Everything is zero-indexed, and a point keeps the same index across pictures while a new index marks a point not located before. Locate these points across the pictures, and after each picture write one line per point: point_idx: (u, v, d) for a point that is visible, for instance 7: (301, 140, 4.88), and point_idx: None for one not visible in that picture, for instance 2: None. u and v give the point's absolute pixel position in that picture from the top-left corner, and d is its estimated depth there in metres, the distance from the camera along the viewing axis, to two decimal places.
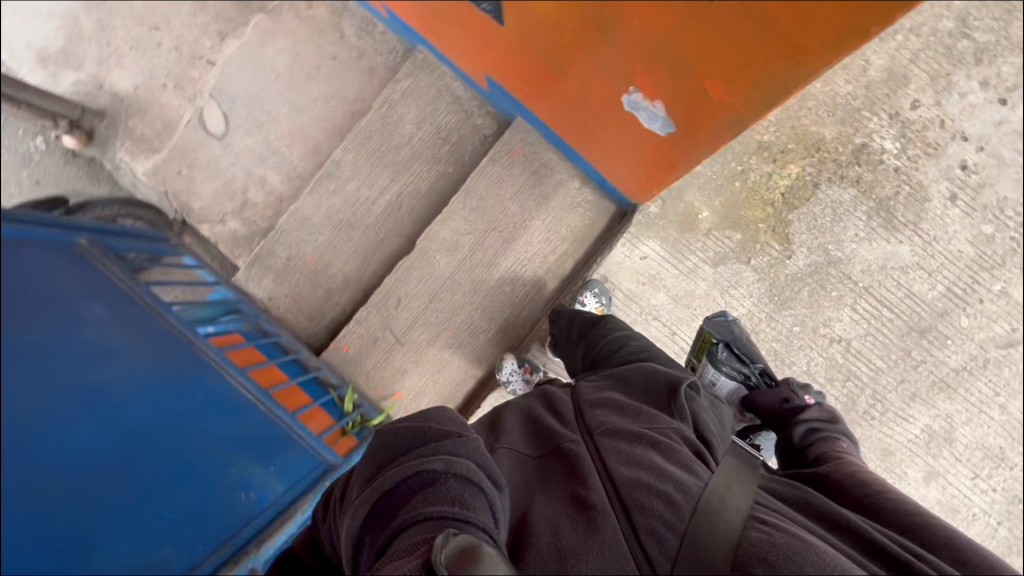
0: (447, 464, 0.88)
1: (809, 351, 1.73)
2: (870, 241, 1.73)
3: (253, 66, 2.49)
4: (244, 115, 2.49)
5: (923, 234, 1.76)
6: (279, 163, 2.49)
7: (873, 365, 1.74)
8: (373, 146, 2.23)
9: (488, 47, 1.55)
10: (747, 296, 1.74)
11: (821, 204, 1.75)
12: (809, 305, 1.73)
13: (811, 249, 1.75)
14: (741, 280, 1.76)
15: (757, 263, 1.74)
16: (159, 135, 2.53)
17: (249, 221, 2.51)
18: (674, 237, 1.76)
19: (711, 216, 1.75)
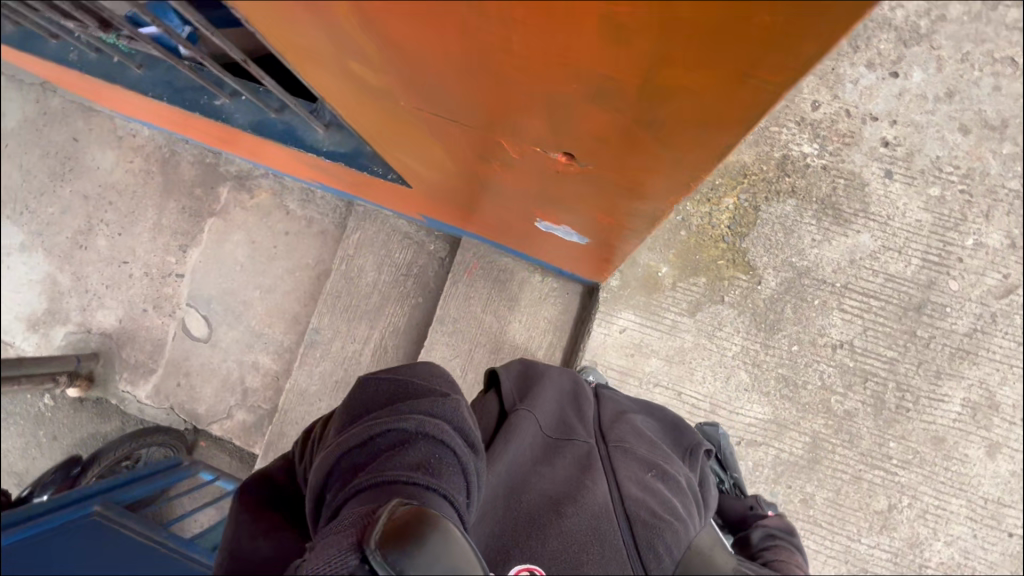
0: (422, 429, 0.99)
1: (817, 365, 1.80)
2: (829, 241, 1.83)
3: (218, 266, 2.65)
4: (222, 312, 2.61)
5: (877, 217, 1.85)
6: (265, 343, 2.57)
7: (885, 358, 1.81)
8: (344, 302, 2.31)
9: (418, 203, 1.74)
10: (735, 333, 1.80)
11: (768, 224, 1.85)
12: (797, 321, 1.80)
13: (777, 267, 1.84)
14: (724, 319, 1.82)
15: (732, 298, 1.82)
16: (152, 355, 2.65)
17: (253, 407, 2.56)
18: (645, 301, 1.82)
19: (670, 270, 1.83)
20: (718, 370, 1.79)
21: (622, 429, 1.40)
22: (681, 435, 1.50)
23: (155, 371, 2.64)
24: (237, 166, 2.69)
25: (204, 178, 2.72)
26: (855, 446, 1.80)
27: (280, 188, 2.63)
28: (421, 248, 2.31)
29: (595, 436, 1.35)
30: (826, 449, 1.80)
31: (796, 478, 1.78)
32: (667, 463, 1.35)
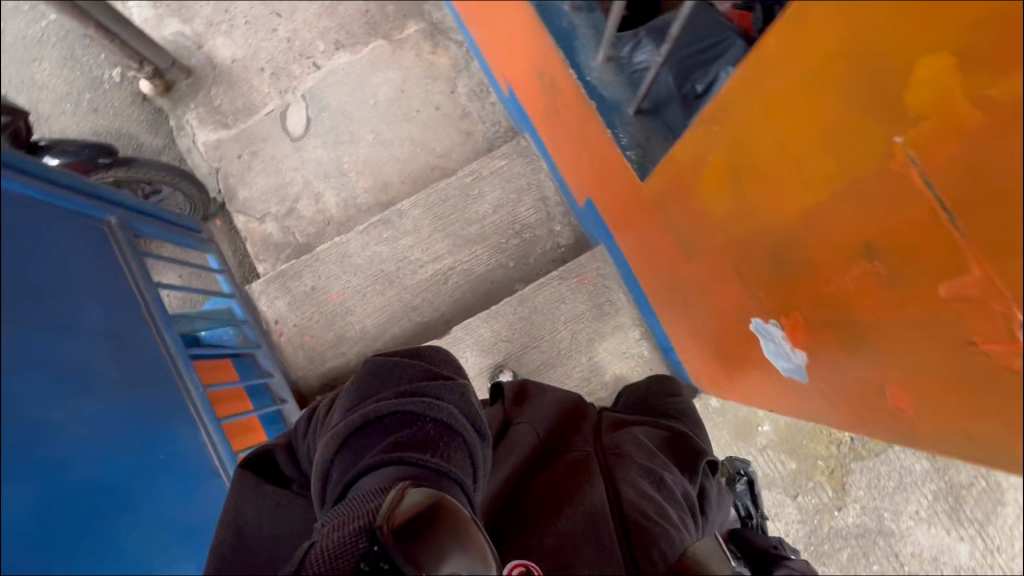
0: (425, 408, 0.80)
1: None
2: (928, 524, 1.82)
3: (355, 85, 2.41)
4: (327, 127, 2.38)
5: (988, 539, 1.82)
6: (341, 184, 2.34)
7: None
8: (444, 210, 2.10)
9: (597, 168, 1.50)
10: (782, 530, 1.84)
11: (889, 465, 1.86)
12: (844, 568, 1.82)
13: (865, 508, 1.86)
14: (781, 512, 1.86)
15: (802, 501, 1.85)
16: (237, 113, 2.43)
17: (284, 229, 2.32)
18: (728, 440, 1.83)
19: (772, 433, 1.85)
20: None
21: (618, 436, 1.14)
22: (683, 449, 1.20)
23: (228, 128, 2.41)
24: (441, 17, 2.46)
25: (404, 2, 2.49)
26: None
27: (463, 66, 2.40)
28: (547, 222, 2.11)
29: (584, 438, 1.11)
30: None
31: None
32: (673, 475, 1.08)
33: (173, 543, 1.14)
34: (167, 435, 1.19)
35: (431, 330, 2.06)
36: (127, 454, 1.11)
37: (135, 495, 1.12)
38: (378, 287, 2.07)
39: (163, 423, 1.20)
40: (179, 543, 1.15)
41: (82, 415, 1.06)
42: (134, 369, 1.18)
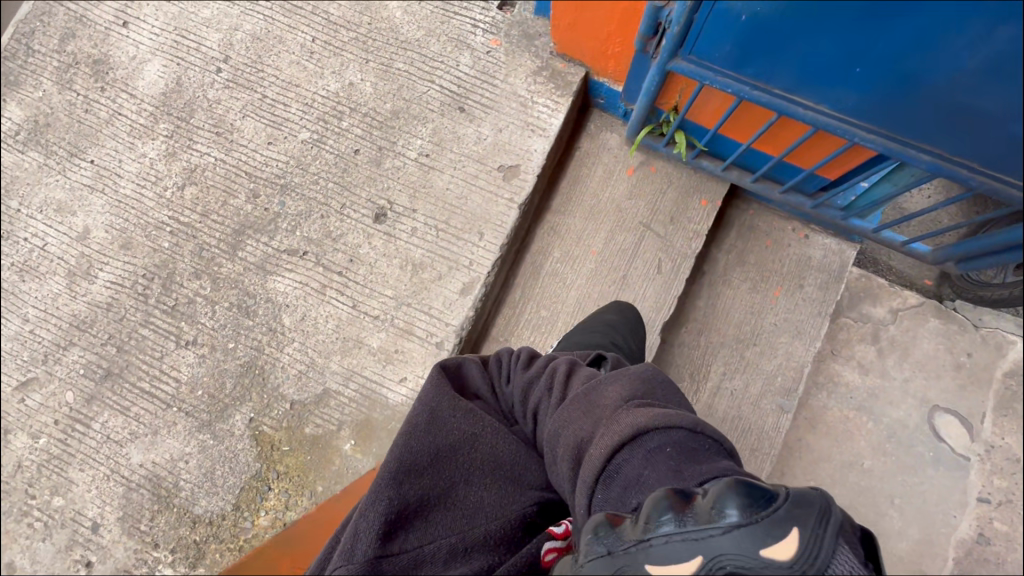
0: (667, 421, 0.81)
1: (133, 316, 1.65)
2: (82, 469, 1.58)
3: (928, 508, 1.99)
4: (916, 443, 2.02)
5: (16, 488, 1.60)
6: (851, 395, 2.05)
7: (50, 318, 1.68)
8: (744, 438, 1.86)
9: None
10: (197, 364, 1.61)
11: (137, 498, 1.55)
12: (149, 369, 1.62)
13: (144, 447, 1.58)
14: (223, 371, 1.60)
15: (213, 406, 1.58)
16: (1013, 391, 2.05)
17: (864, 316, 2.10)
18: (323, 418, 1.56)
19: (280, 446, 1.55)
20: (306, 322, 1.61)
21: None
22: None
23: (1006, 370, 2.06)
24: None
25: None
26: (116, 228, 1.72)
27: None
28: None
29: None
30: (208, 230, 1.69)
31: (243, 203, 1.70)
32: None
33: (785, 16, 1.07)
34: (867, 97, 1.15)
35: (671, 325, 1.97)
36: (900, 61, 1.05)
37: (853, 31, 1.04)
38: (745, 328, 1.93)
39: (873, 97, 1.14)
40: (781, 21, 1.09)
41: (968, 55, 0.99)
42: (944, 121, 1.11)
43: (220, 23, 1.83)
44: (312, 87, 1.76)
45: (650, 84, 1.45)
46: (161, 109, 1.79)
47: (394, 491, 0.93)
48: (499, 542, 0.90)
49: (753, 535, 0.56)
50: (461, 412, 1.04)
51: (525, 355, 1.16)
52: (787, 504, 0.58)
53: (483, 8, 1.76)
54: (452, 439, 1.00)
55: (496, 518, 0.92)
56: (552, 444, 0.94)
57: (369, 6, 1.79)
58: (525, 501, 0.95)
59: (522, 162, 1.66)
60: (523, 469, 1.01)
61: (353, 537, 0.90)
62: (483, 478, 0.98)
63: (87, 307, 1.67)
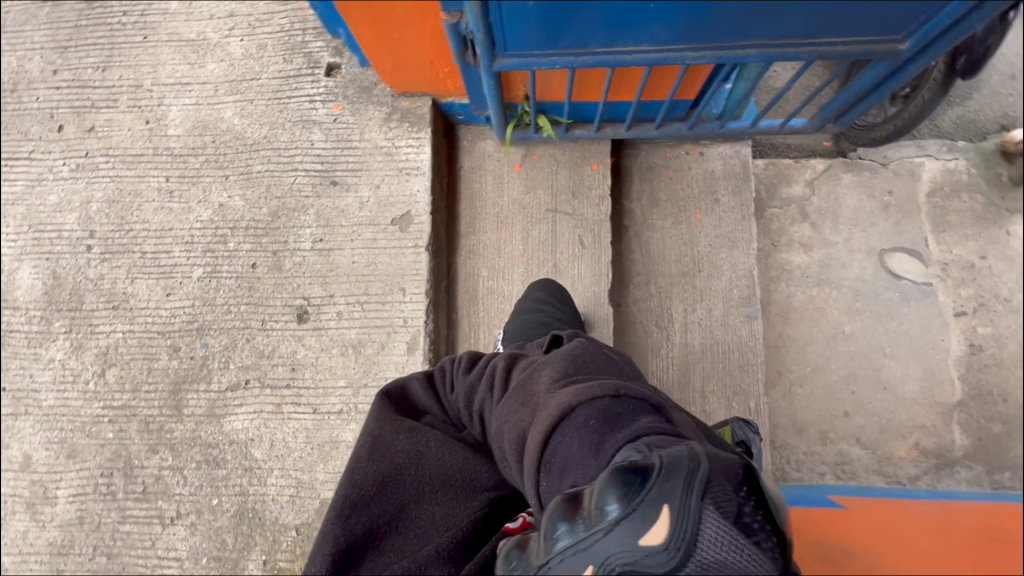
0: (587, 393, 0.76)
1: (108, 517, 1.59)
2: None
3: (917, 343, 2.05)
4: (881, 290, 2.09)
5: None
6: (807, 275, 2.11)
7: (28, 557, 1.61)
8: (728, 359, 1.89)
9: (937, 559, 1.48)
10: (191, 534, 1.56)
11: None
12: (146, 562, 1.56)
13: None
14: (218, 529, 1.56)
15: (224, 567, 1.54)
16: (942, 206, 2.13)
17: (785, 199, 2.17)
18: None
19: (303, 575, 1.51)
20: (277, 445, 1.58)
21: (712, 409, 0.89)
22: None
23: (928, 192, 2.14)
24: (965, 479, 1.96)
25: (1002, 447, 1.99)
26: (56, 442, 1.66)
27: (885, 471, 1.97)
28: None
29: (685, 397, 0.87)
30: (145, 403, 1.64)
31: (168, 362, 1.66)
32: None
33: None
34: (675, 26, 1.18)
35: (620, 288, 2.00)
36: None
37: None
38: (685, 260, 1.97)
39: (679, 21, 1.17)
40: None
41: None
42: (749, 20, 1.16)
43: (71, 203, 1.79)
44: (185, 224, 1.73)
45: (489, 88, 1.47)
46: (49, 309, 1.73)
47: (341, 527, 0.92)
48: (451, 555, 0.89)
49: (634, 525, 0.56)
50: (405, 433, 1.04)
51: (467, 360, 1.14)
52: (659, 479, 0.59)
53: (313, 82, 1.76)
54: (397, 461, 1.00)
55: (447, 530, 0.92)
56: (498, 441, 0.90)
57: (206, 125, 1.78)
58: (474, 505, 0.96)
59: (410, 208, 1.66)
60: (473, 474, 1.00)
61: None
62: (433, 492, 0.97)
63: (60, 530, 1.61)
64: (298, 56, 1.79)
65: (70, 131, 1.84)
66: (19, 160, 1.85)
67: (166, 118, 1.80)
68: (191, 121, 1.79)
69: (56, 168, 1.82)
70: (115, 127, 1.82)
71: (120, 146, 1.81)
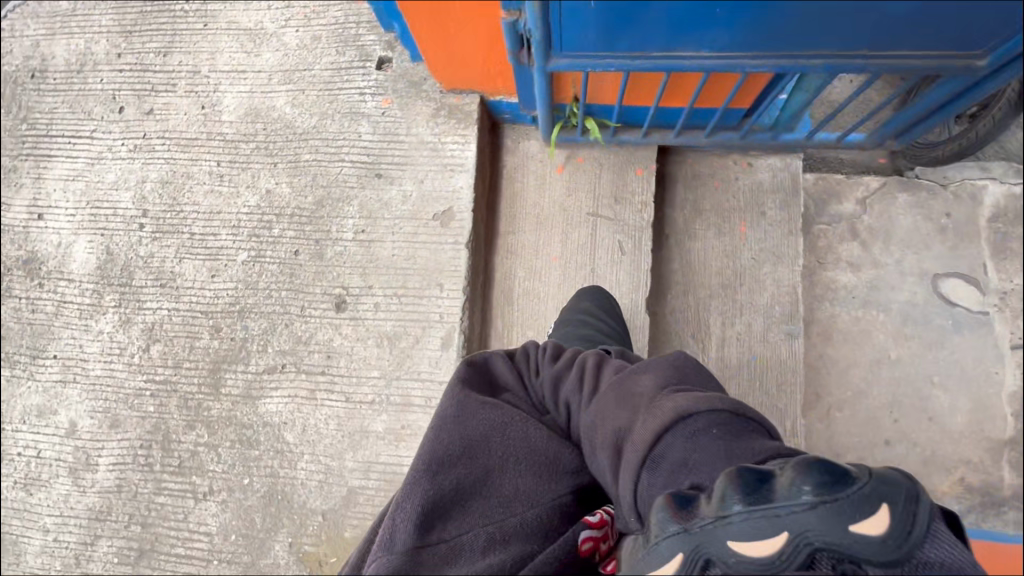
0: None
1: (144, 484, 1.66)
2: None
3: (970, 375, 1.97)
4: (933, 315, 2.00)
5: None
6: (853, 295, 2.03)
7: (69, 515, 1.69)
8: (766, 376, 1.84)
9: None
10: (218, 513, 1.61)
11: None
12: (179, 531, 1.62)
13: None
14: (250, 506, 1.60)
15: (251, 543, 1.58)
16: (1004, 233, 2.04)
17: (834, 216, 2.09)
18: (358, 514, 1.56)
19: (325, 559, 1.54)
20: (309, 431, 1.61)
21: None
22: None
23: (989, 216, 2.05)
24: (1012, 519, 1.88)
25: None
26: (104, 410, 1.73)
27: None
28: None
29: None
30: (185, 379, 1.70)
31: (210, 341, 1.71)
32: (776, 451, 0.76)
33: None
34: (737, 30, 1.19)
35: (657, 296, 1.96)
36: None
37: None
38: (726, 272, 1.92)
39: (739, 26, 1.17)
40: None
41: None
42: (819, 19, 1.13)
43: (127, 181, 1.87)
44: (233, 207, 1.78)
45: (541, 87, 1.47)
46: (102, 283, 1.81)
47: (429, 481, 0.95)
48: (536, 532, 0.92)
49: (837, 510, 0.56)
50: (491, 403, 1.05)
51: (555, 350, 1.21)
52: (873, 481, 0.58)
53: (364, 74, 1.79)
54: (481, 429, 1.02)
55: (532, 507, 0.94)
56: (589, 435, 0.96)
57: (258, 113, 1.83)
58: (561, 491, 0.97)
59: (452, 204, 1.67)
60: (557, 453, 1.00)
61: (392, 528, 0.92)
62: (519, 465, 0.98)
63: (99, 496, 1.68)
64: (351, 48, 1.82)
65: (131, 113, 1.91)
66: (80, 138, 1.93)
67: (221, 105, 1.86)
68: (243, 108, 1.84)
69: (116, 147, 1.90)
70: (173, 110, 1.89)
71: (175, 129, 1.87)
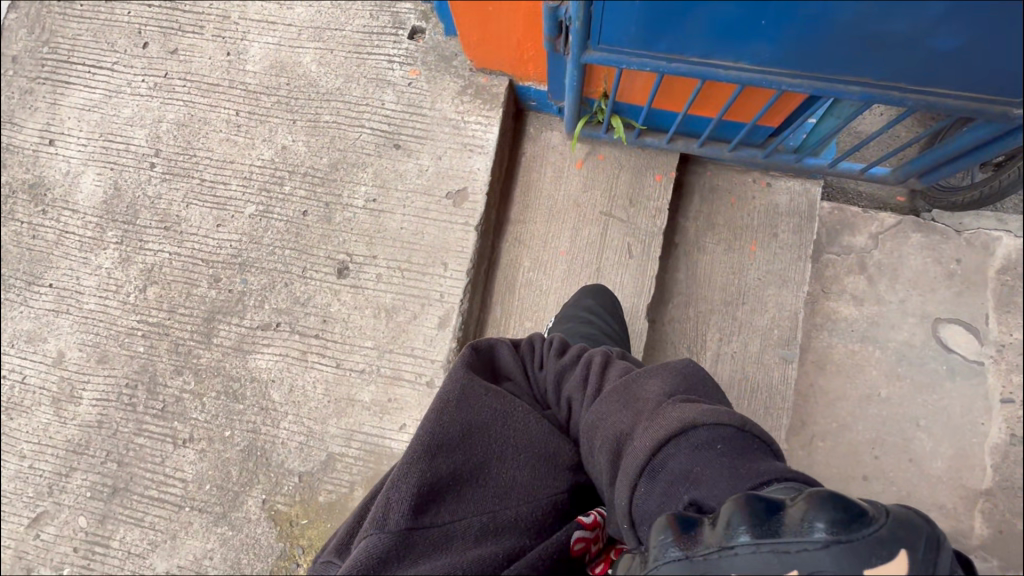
0: None
1: (125, 423, 1.66)
2: None
3: (957, 422, 1.97)
4: (929, 359, 2.00)
5: None
6: (852, 328, 2.03)
7: (48, 444, 1.69)
8: (756, 397, 1.84)
9: None
10: (196, 461, 1.61)
11: None
12: (155, 473, 1.62)
13: (171, 555, 1.57)
14: (228, 458, 1.60)
15: (225, 494, 1.58)
16: (1011, 286, 2.03)
17: (846, 247, 2.08)
18: (335, 480, 1.55)
19: (297, 519, 1.54)
20: (295, 392, 1.61)
21: None
22: None
23: (998, 268, 2.04)
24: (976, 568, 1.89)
25: None
26: (94, 345, 1.72)
27: None
28: None
29: None
30: (178, 324, 1.69)
31: (207, 290, 1.70)
32: (782, 473, 0.75)
33: None
34: (779, 46, 1.17)
35: (658, 304, 1.96)
36: (798, 9, 1.07)
37: None
38: (730, 289, 1.92)
39: (781, 42, 1.16)
40: None
41: None
42: (864, 46, 1.13)
43: (143, 119, 1.85)
44: (247, 159, 1.76)
45: (572, 79, 1.45)
46: (106, 218, 1.80)
47: (427, 463, 0.93)
48: (530, 526, 0.92)
49: (853, 551, 0.54)
50: (494, 392, 1.05)
51: (560, 344, 1.21)
52: (890, 523, 0.56)
53: (395, 42, 1.77)
54: (483, 416, 1.02)
55: (528, 501, 0.94)
56: (589, 434, 0.97)
57: (283, 67, 1.80)
58: (559, 488, 0.98)
59: (467, 185, 1.66)
60: (556, 449, 1.02)
61: (385, 505, 0.90)
62: (519, 456, 0.99)
63: (79, 429, 1.68)
64: (385, 14, 1.80)
65: (154, 49, 1.88)
66: (100, 69, 1.90)
67: (246, 53, 1.83)
68: (269, 60, 1.81)
69: (135, 83, 1.87)
70: (197, 53, 1.86)
71: (198, 72, 1.84)
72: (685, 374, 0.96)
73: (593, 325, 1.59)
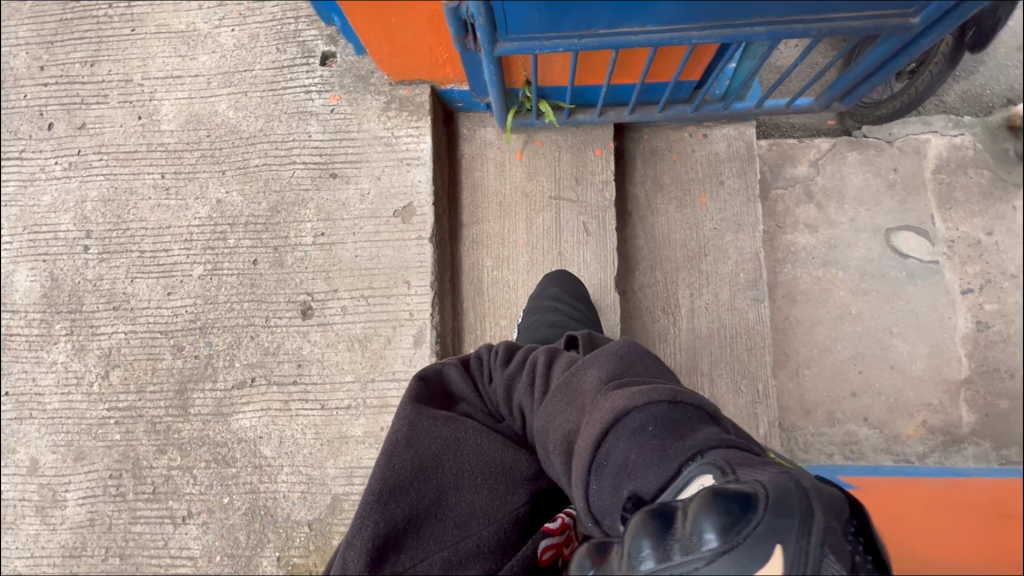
0: None
1: (118, 515, 1.60)
2: None
3: (927, 322, 2.05)
4: (889, 268, 2.08)
5: None
6: (813, 255, 2.09)
7: (42, 557, 1.62)
8: (737, 344, 1.88)
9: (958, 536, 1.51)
10: (201, 535, 1.56)
11: None
12: (162, 559, 1.57)
13: None
14: (233, 525, 1.56)
15: (239, 562, 1.54)
16: (948, 183, 2.12)
17: (790, 180, 2.14)
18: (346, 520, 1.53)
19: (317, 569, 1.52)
20: (286, 443, 1.58)
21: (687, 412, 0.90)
22: None
23: (933, 168, 2.13)
24: (972, 455, 1.98)
25: (1010, 422, 2.00)
26: (67, 443, 1.65)
27: (895, 450, 1.97)
28: None
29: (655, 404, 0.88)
30: (151, 403, 1.64)
31: (172, 362, 1.65)
32: None
33: None
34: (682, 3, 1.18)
35: (625, 274, 1.98)
36: None
37: None
38: (691, 244, 1.95)
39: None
40: None
41: None
42: None
43: (66, 203, 1.77)
44: (183, 221, 1.71)
45: (491, 74, 1.45)
46: (49, 311, 1.72)
47: (380, 512, 0.94)
48: (494, 549, 0.92)
49: (737, 561, 0.51)
50: (443, 420, 1.06)
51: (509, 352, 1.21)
52: (767, 516, 0.53)
53: (308, 71, 1.73)
54: (435, 447, 1.02)
55: (488, 524, 0.94)
56: (542, 440, 0.98)
57: (200, 119, 1.75)
58: (517, 502, 0.98)
59: (412, 199, 1.64)
60: (513, 463, 1.02)
61: (349, 563, 0.91)
62: (474, 481, 0.99)
63: (71, 533, 1.61)
64: (291, 45, 1.75)
65: (60, 129, 1.80)
66: (7, 160, 1.82)
67: (159, 113, 1.77)
68: (183, 115, 1.76)
69: (49, 167, 1.79)
70: (108, 124, 1.79)
71: (112, 144, 1.78)
72: (620, 357, 0.97)
73: (568, 312, 1.60)
